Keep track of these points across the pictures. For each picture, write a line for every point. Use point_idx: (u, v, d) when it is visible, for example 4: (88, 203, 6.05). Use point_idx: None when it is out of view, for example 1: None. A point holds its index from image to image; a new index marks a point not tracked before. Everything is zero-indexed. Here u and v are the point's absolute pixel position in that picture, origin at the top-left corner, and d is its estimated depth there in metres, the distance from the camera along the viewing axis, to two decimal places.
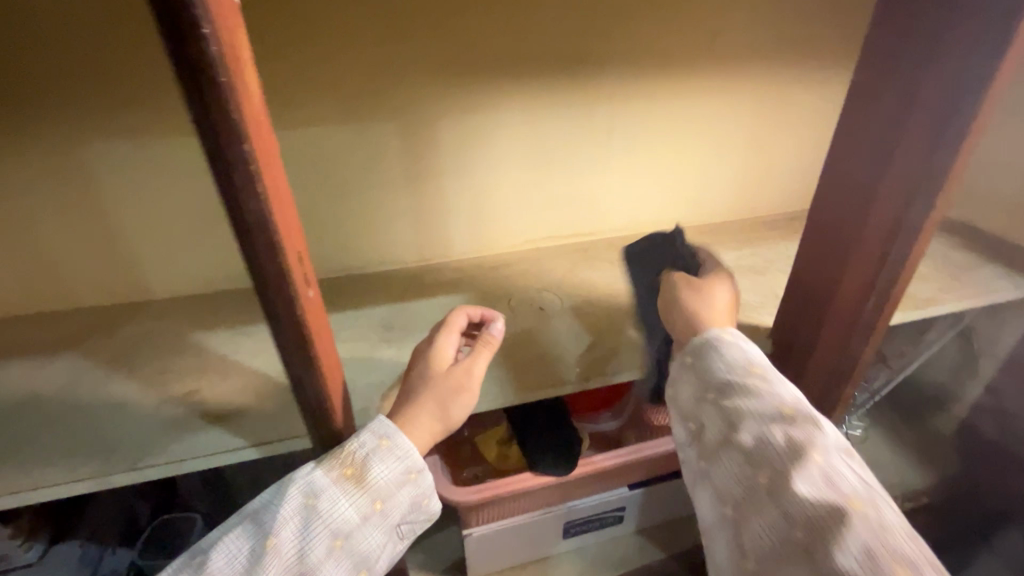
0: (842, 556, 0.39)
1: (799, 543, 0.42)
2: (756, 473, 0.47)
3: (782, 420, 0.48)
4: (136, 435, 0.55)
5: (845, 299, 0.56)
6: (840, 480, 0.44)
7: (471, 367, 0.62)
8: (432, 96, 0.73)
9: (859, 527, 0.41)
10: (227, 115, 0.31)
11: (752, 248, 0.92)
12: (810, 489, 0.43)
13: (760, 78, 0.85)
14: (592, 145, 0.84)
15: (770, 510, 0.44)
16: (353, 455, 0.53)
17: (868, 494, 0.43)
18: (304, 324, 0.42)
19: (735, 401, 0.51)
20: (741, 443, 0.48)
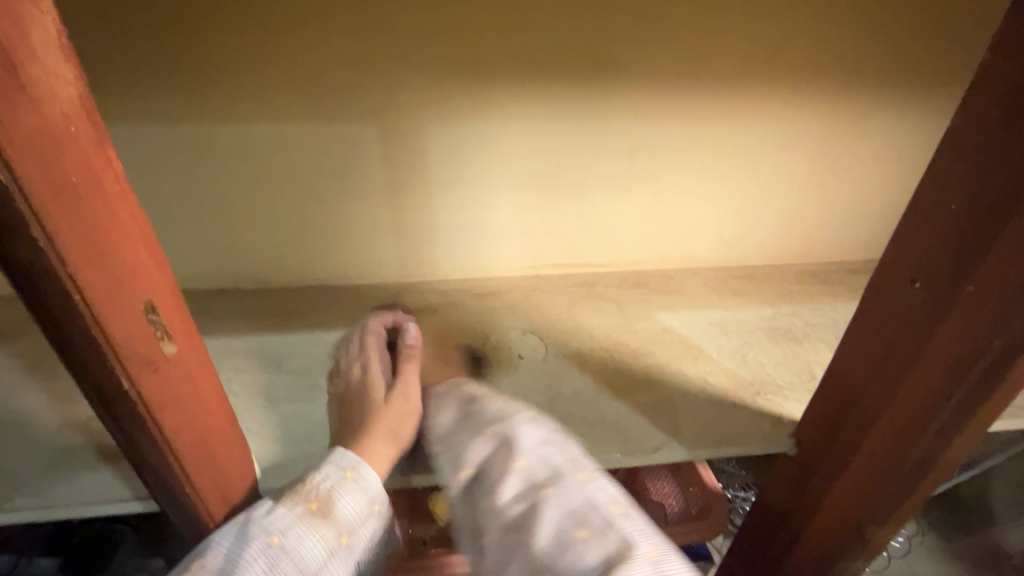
0: (538, 545, 0.39)
1: (513, 549, 0.40)
2: (482, 496, 0.43)
3: (482, 438, 0.46)
4: (22, 463, 0.49)
5: (897, 414, 0.42)
6: (538, 468, 0.43)
7: (404, 388, 0.52)
8: (413, 97, 0.61)
9: (551, 510, 0.40)
10: None
11: (791, 306, 0.76)
12: (515, 494, 0.42)
13: (824, 98, 0.68)
14: (607, 167, 0.71)
15: (497, 526, 0.42)
16: (317, 488, 0.44)
17: (559, 474, 0.43)
18: (141, 396, 0.32)
19: (449, 431, 0.48)
20: (467, 472, 0.45)
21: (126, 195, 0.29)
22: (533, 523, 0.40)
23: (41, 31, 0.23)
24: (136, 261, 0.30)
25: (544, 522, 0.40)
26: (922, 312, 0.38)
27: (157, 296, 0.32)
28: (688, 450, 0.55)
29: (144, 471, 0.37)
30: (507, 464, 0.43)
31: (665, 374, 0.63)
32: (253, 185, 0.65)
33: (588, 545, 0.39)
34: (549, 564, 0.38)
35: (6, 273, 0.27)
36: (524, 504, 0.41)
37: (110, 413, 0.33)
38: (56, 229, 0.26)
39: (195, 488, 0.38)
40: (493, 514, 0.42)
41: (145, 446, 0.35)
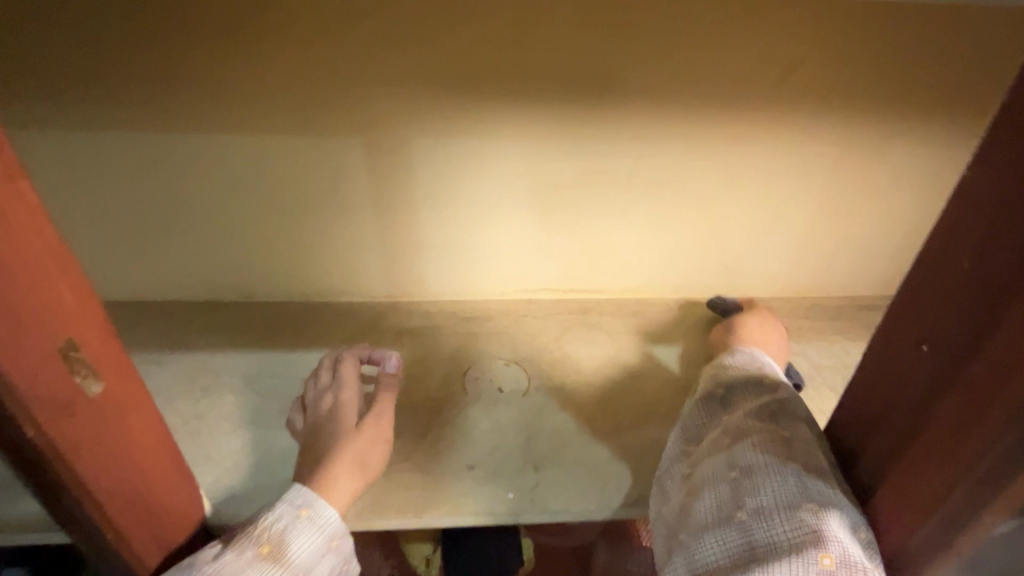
0: (747, 448, 0.42)
1: (723, 447, 0.44)
2: (720, 411, 0.49)
3: (765, 383, 0.50)
4: None
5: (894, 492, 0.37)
6: (789, 410, 0.45)
7: (378, 417, 0.52)
8: (400, 115, 0.59)
9: (773, 434, 0.43)
10: None
11: (797, 343, 0.71)
12: (751, 412, 0.46)
13: (840, 124, 0.64)
14: (604, 191, 0.68)
15: (719, 429, 0.47)
16: (269, 529, 0.40)
17: (803, 424, 0.44)
18: (53, 441, 0.30)
19: (732, 372, 0.53)
20: (722, 395, 0.50)
21: (42, 228, 0.27)
22: (751, 434, 0.43)
23: None
24: (53, 300, 0.28)
25: (761, 438, 0.42)
26: (923, 385, 0.34)
27: (79, 334, 0.30)
28: None
29: (64, 519, 0.35)
30: (762, 395, 0.48)
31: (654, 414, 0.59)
32: (236, 200, 0.63)
33: (791, 475, 0.40)
34: (750, 467, 0.41)
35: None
36: (758, 422, 0.44)
37: (22, 458, 0.30)
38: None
39: (122, 536, 0.36)
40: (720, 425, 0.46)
41: (60, 493, 0.32)
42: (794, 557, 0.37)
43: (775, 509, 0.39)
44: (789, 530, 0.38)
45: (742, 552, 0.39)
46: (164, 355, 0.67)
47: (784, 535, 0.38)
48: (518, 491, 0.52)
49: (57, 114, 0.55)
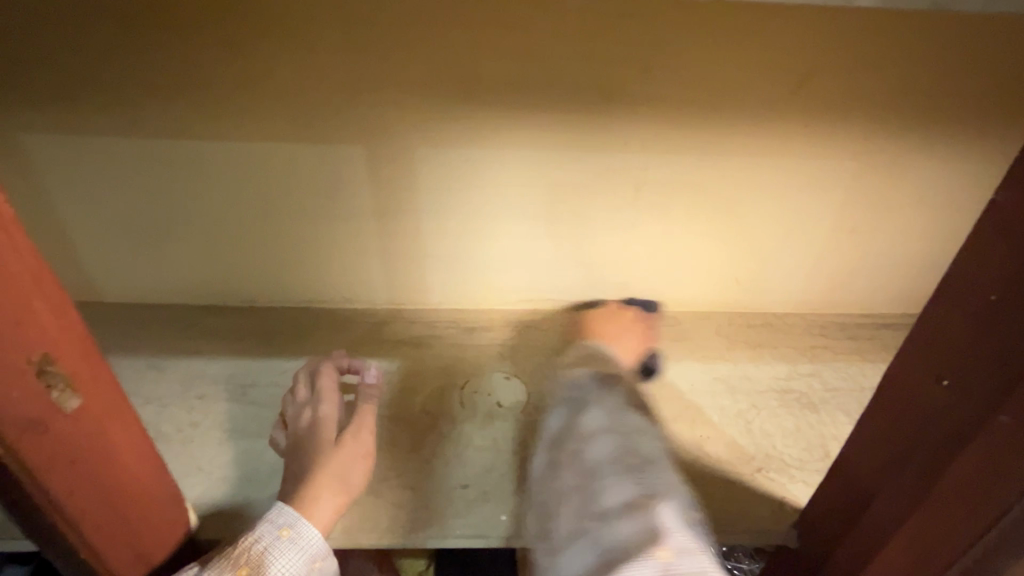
0: (595, 455, 0.44)
1: (574, 454, 0.45)
2: (568, 409, 0.49)
3: (597, 376, 0.51)
4: None
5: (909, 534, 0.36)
6: (631, 412, 0.47)
7: (360, 429, 0.51)
8: (402, 122, 0.58)
9: (617, 437, 0.44)
10: None
11: (810, 364, 0.68)
12: (596, 414, 0.47)
13: (858, 135, 0.61)
14: (610, 201, 0.66)
15: (568, 432, 0.47)
16: (249, 551, 0.40)
17: (635, 423, 0.46)
18: (26, 457, 0.29)
19: (565, 369, 0.53)
20: (563, 392, 0.51)
21: (16, 237, 0.27)
22: (597, 439, 0.45)
23: None
24: (29, 314, 0.28)
25: (608, 443, 0.44)
26: (946, 428, 0.32)
27: (55, 347, 0.29)
28: None
29: (38, 534, 0.34)
30: (599, 392, 0.49)
31: None
32: (234, 204, 0.63)
33: (632, 476, 0.42)
34: (599, 473, 0.43)
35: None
36: (603, 425, 0.46)
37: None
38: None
39: (99, 551, 0.35)
40: (571, 430, 0.47)
41: (34, 509, 0.32)
42: (638, 559, 0.38)
43: (620, 513, 0.40)
44: (629, 530, 0.39)
45: (591, 560, 0.39)
46: (164, 358, 0.67)
47: (625, 536, 0.39)
48: (512, 513, 0.51)
49: (66, 117, 0.56)
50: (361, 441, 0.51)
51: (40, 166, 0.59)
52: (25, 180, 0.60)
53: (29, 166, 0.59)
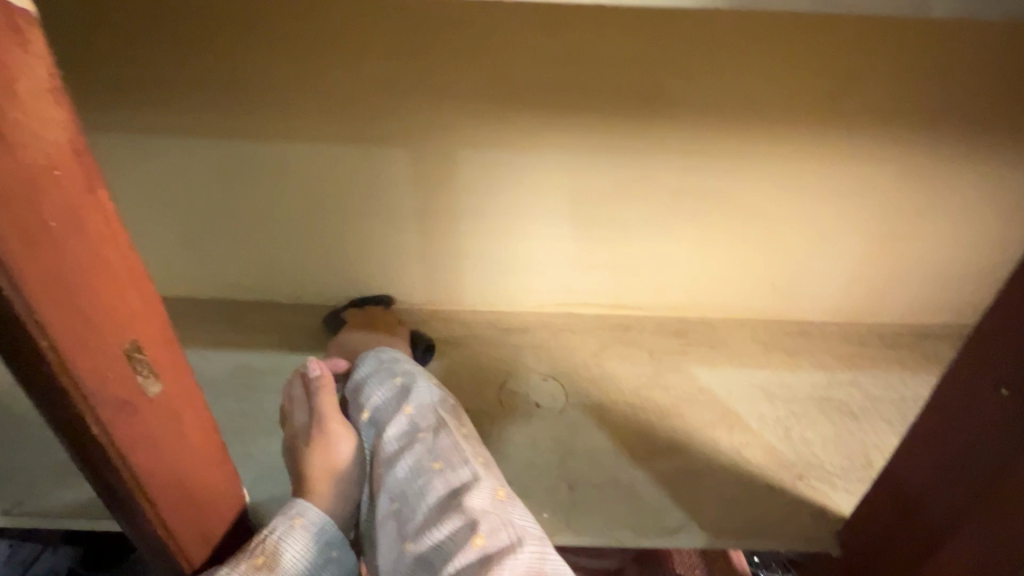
0: (398, 472, 0.43)
1: (381, 477, 0.44)
2: (373, 436, 0.47)
3: (383, 385, 0.49)
4: (48, 466, 0.52)
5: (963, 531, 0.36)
6: (421, 417, 0.46)
7: (319, 418, 0.49)
8: (449, 126, 0.60)
9: (417, 448, 0.44)
10: None
11: (850, 372, 0.67)
12: (393, 430, 0.46)
13: (903, 143, 0.60)
14: (648, 205, 0.67)
15: (375, 457, 0.45)
16: (263, 543, 0.41)
17: (431, 425, 0.45)
18: (116, 437, 0.31)
19: (357, 383, 0.51)
20: (364, 416, 0.49)
21: (116, 233, 0.28)
22: (398, 457, 0.44)
23: (35, 81, 0.23)
24: (122, 304, 0.29)
25: (407, 457, 0.43)
26: (1001, 429, 0.33)
27: (144, 335, 0.31)
28: (711, 537, 0.48)
29: (119, 513, 0.36)
30: (396, 405, 0.47)
31: (693, 439, 0.56)
32: (283, 205, 0.66)
33: (435, 481, 0.42)
34: (407, 490, 0.42)
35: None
36: (401, 438, 0.45)
37: (86, 453, 0.32)
38: (26, 269, 0.25)
39: (168, 532, 0.37)
40: (376, 453, 0.46)
41: (119, 488, 0.34)
42: (456, 558, 0.37)
43: (431, 521, 0.40)
44: (441, 535, 0.39)
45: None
46: (212, 351, 0.69)
47: (438, 542, 0.39)
48: (553, 510, 0.50)
49: (126, 122, 0.58)
50: (326, 429, 0.48)
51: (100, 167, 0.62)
52: None
53: None
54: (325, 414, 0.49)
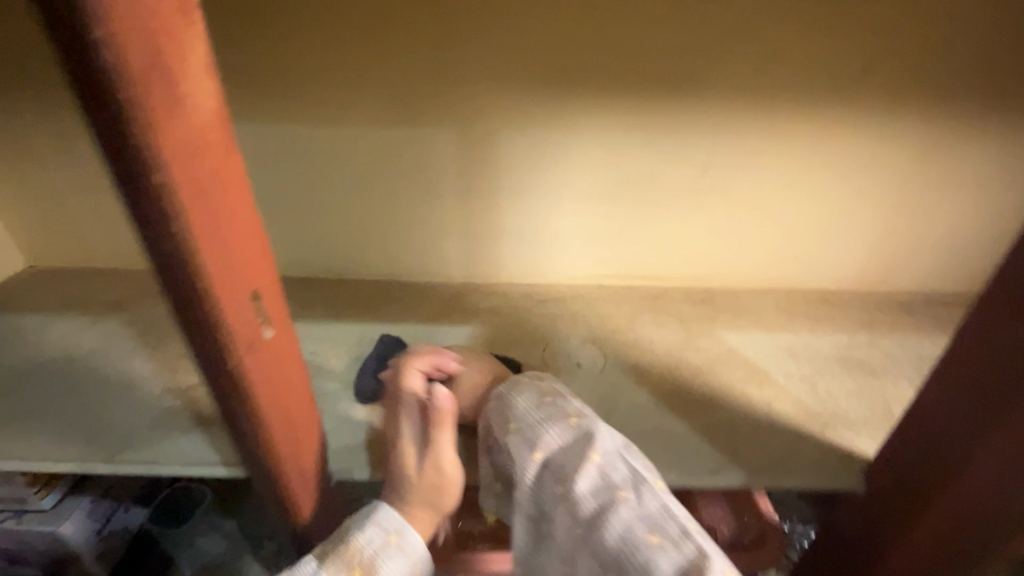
0: (605, 542, 0.37)
1: (581, 539, 0.39)
2: (552, 484, 0.41)
3: (555, 428, 0.43)
4: (129, 421, 0.54)
5: (951, 459, 0.41)
6: (614, 472, 0.40)
7: (433, 451, 0.49)
8: (492, 103, 0.64)
9: (621, 514, 0.38)
10: (136, 134, 0.26)
11: (870, 333, 0.71)
12: (583, 486, 0.40)
13: (919, 115, 0.65)
14: (676, 178, 0.70)
15: (563, 514, 0.40)
16: (360, 553, 0.44)
17: (631, 486, 0.39)
18: (241, 368, 0.36)
19: (520, 420, 0.45)
20: (537, 457, 0.43)
21: (246, 191, 0.32)
22: (600, 523, 0.38)
23: (200, 52, 0.26)
24: (249, 255, 0.33)
25: (612, 524, 0.37)
26: (987, 357, 0.39)
27: (261, 284, 0.35)
28: (749, 476, 0.52)
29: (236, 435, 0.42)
30: (579, 456, 0.41)
31: (728, 394, 0.61)
32: (332, 182, 0.70)
33: (656, 562, 0.35)
34: (619, 565, 0.36)
35: (153, 263, 0.31)
36: (597, 498, 0.39)
37: (220, 391, 0.37)
38: (190, 228, 0.29)
39: (274, 458, 0.43)
40: (565, 509, 0.40)
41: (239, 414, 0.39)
42: None
43: None
44: None
45: None
46: None
47: None
48: None
49: None
50: (434, 464, 0.49)
51: None
52: None
53: None
54: (438, 446, 0.50)
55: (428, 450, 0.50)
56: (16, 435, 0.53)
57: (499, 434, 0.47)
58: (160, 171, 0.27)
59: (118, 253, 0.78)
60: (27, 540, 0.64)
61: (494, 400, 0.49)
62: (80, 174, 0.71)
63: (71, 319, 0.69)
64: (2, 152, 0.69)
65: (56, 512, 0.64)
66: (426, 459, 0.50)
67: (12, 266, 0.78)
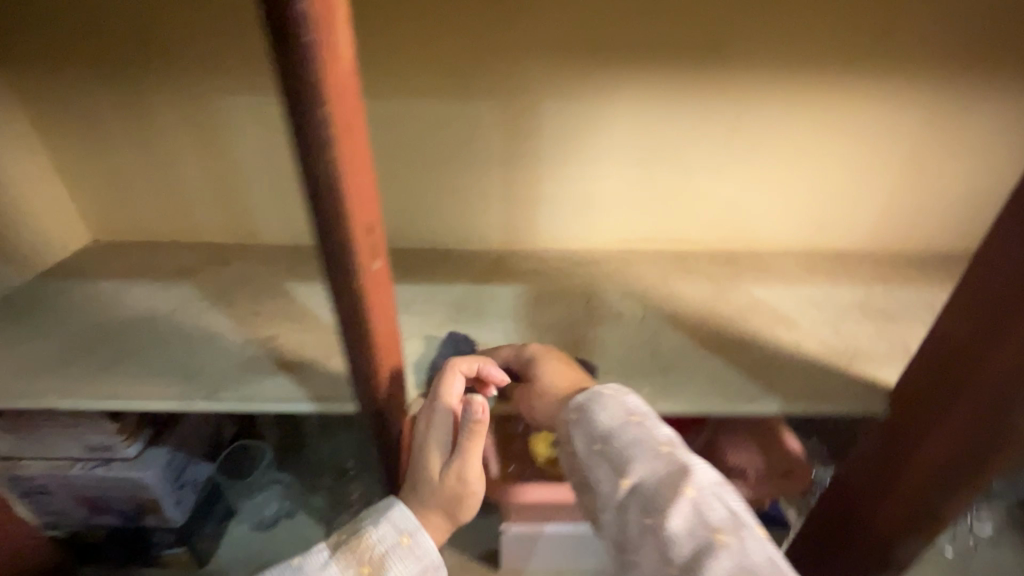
0: None
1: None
2: (640, 515, 0.41)
3: (647, 456, 0.43)
4: (218, 366, 0.60)
5: (986, 359, 0.48)
6: (711, 511, 0.39)
7: (462, 465, 0.51)
8: (536, 74, 0.69)
9: (720, 558, 0.37)
10: (309, 77, 0.30)
11: (884, 286, 0.77)
12: (679, 524, 0.39)
13: (929, 80, 0.70)
14: (704, 145, 0.76)
15: (653, 552, 0.39)
16: (371, 550, 0.47)
17: (731, 530, 0.38)
18: (357, 286, 0.42)
19: (608, 443, 0.45)
20: (626, 487, 0.42)
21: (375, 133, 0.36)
22: (697, 564, 0.37)
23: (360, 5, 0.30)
24: (373, 190, 0.38)
25: (709, 568, 0.36)
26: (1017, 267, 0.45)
27: (378, 218, 0.40)
28: (783, 403, 0.58)
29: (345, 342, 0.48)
30: (675, 491, 0.40)
31: (759, 338, 0.66)
32: (384, 154, 0.75)
33: None
34: None
35: (301, 181, 0.36)
36: (693, 538, 0.38)
37: (340, 300, 0.44)
38: (339, 151, 0.34)
39: (375, 363, 0.50)
40: (654, 544, 0.39)
41: (351, 323, 0.46)
42: None
43: None
44: None
45: None
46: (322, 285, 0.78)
47: None
48: (652, 387, 0.59)
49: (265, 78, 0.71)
50: (459, 477, 0.52)
51: (230, 120, 0.74)
52: (215, 135, 0.75)
53: (224, 125, 0.74)
54: (467, 458, 0.52)
55: (457, 461, 0.52)
56: (117, 378, 0.58)
57: (584, 453, 0.46)
58: (325, 97, 0.31)
59: (180, 225, 0.83)
60: (112, 487, 0.69)
61: (578, 415, 0.48)
62: (150, 149, 0.76)
63: (145, 284, 0.74)
64: (81, 129, 0.75)
65: (138, 462, 0.69)
66: (451, 470, 0.52)
67: (81, 240, 0.83)
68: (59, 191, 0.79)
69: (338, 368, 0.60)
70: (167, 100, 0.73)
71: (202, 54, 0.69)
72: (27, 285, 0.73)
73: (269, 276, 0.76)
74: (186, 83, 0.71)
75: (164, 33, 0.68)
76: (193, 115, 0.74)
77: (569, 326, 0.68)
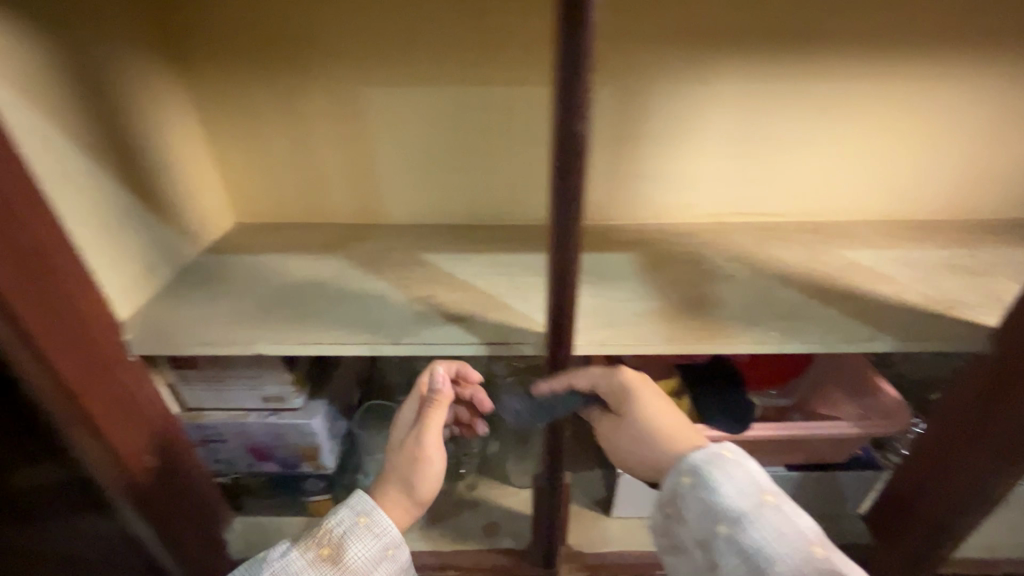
0: None
1: None
2: None
3: (788, 549, 0.49)
4: (393, 318, 0.69)
5: None
6: None
7: (422, 431, 0.62)
8: (647, 61, 0.79)
9: None
10: (583, 46, 0.39)
11: (965, 248, 0.84)
12: None
13: (997, 58, 0.79)
14: (796, 122, 0.84)
15: None
16: (330, 533, 0.57)
17: None
18: (578, 238, 0.49)
19: (745, 530, 0.51)
20: None
21: None
22: None
23: None
24: None
25: None
26: None
27: None
28: (896, 341, 0.65)
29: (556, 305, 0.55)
30: None
31: (861, 291, 0.74)
32: (508, 136, 0.84)
33: None
34: None
35: (553, 139, 0.44)
36: None
37: (561, 258, 0.50)
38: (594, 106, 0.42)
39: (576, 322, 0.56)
40: None
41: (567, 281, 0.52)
42: None
43: None
44: None
45: None
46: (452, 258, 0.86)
47: None
48: (779, 331, 0.67)
49: (409, 70, 0.80)
50: (418, 442, 0.61)
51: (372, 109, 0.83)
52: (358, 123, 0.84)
53: (366, 113, 0.84)
54: (427, 425, 0.62)
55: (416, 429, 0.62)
56: (312, 329, 0.67)
57: (712, 528, 0.53)
58: (594, 61, 0.40)
59: (315, 206, 0.92)
60: (282, 434, 0.78)
61: (704, 490, 0.54)
62: (297, 138, 0.86)
63: (299, 257, 0.83)
64: (240, 121, 0.85)
65: (304, 411, 0.78)
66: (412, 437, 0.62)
67: (226, 223, 0.92)
68: (212, 177, 0.89)
69: (497, 319, 0.68)
70: (319, 93, 0.82)
71: (356, 49, 0.78)
72: (197, 261, 0.82)
73: (405, 249, 0.85)
74: (338, 76, 0.81)
75: (326, 28, 0.77)
76: (340, 106, 0.83)
77: (688, 285, 0.76)
